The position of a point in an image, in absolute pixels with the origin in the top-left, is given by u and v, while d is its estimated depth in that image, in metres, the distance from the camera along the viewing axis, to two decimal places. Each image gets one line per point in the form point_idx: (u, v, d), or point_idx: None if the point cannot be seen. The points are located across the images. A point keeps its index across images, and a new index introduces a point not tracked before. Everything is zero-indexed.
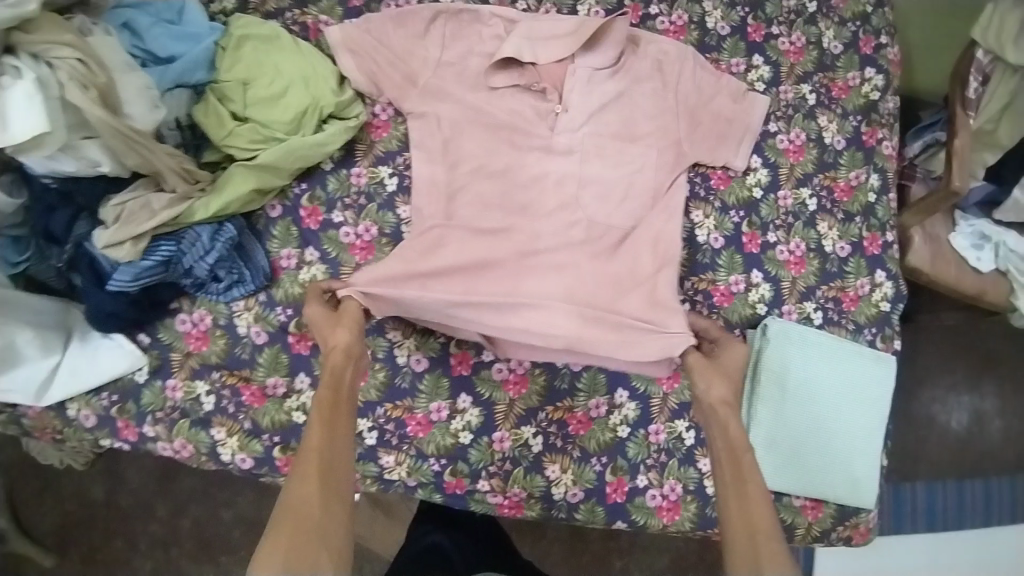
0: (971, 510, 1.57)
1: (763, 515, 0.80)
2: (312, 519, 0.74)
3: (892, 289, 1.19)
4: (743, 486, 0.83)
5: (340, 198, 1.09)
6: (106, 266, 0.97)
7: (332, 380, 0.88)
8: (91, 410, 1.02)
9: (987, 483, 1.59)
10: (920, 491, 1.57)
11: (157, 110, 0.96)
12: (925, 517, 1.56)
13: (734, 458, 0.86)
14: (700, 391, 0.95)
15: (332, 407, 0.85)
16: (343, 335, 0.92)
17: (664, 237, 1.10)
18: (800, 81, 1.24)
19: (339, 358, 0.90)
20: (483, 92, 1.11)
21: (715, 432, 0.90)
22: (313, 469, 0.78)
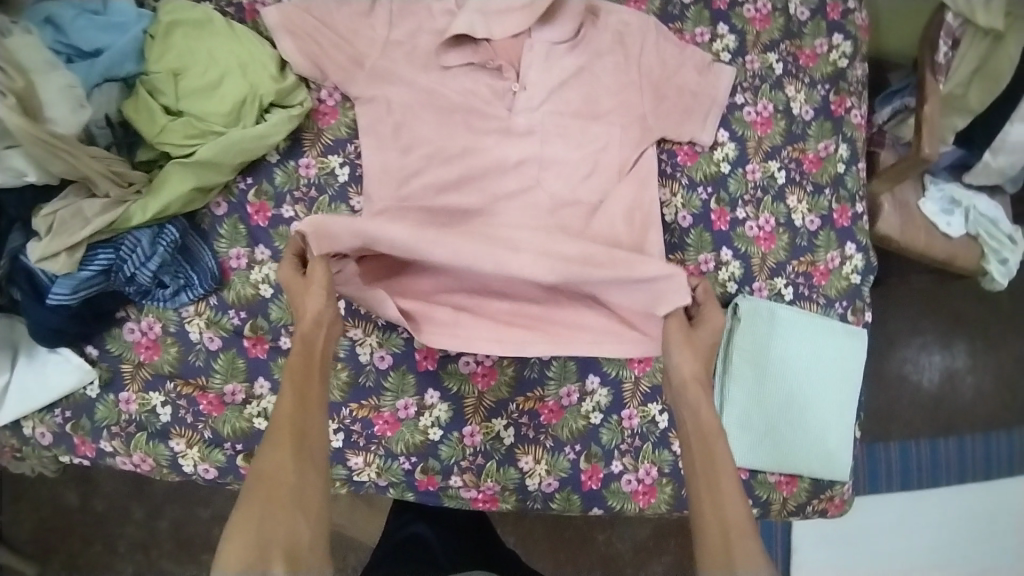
0: (945, 467, 1.57)
1: (736, 508, 0.78)
2: (287, 487, 0.71)
3: (862, 261, 1.18)
4: (715, 475, 0.81)
5: (289, 192, 1.04)
6: (44, 280, 0.91)
7: (304, 346, 0.84)
8: (46, 427, 0.97)
9: (961, 440, 1.61)
10: (895, 451, 1.57)
11: (83, 110, 0.89)
12: (902, 476, 1.55)
13: (705, 442, 0.84)
14: (673, 363, 0.90)
15: (305, 374, 0.81)
16: (315, 302, 0.86)
17: (639, 205, 1.08)
18: (766, 50, 1.20)
19: (311, 324, 0.85)
20: (436, 73, 1.06)
21: (685, 414, 0.88)
22: (287, 437, 0.75)
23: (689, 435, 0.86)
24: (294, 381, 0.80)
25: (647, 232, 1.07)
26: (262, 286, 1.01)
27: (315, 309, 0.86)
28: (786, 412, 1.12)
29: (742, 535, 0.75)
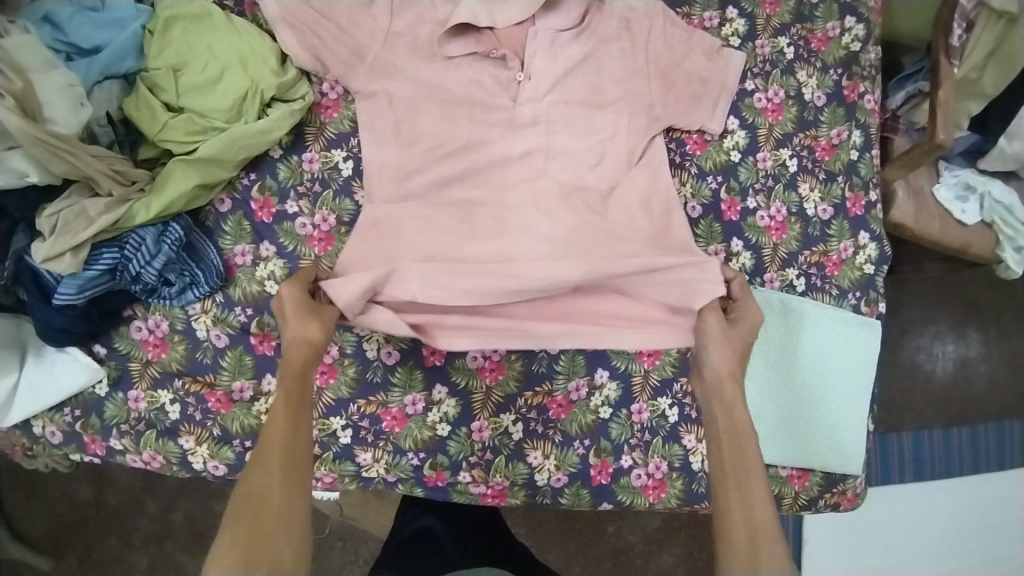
0: (958, 456, 1.56)
1: (763, 512, 0.77)
2: (273, 512, 0.70)
3: (876, 251, 1.16)
4: (744, 473, 0.81)
5: (293, 187, 1.03)
6: (49, 280, 0.91)
7: (298, 369, 0.83)
8: (56, 426, 0.98)
9: (974, 428, 1.59)
10: (908, 440, 1.56)
11: (83, 108, 0.88)
12: (914, 467, 1.54)
13: (736, 440, 0.84)
14: (711, 361, 0.90)
15: (297, 397, 0.81)
16: (316, 329, 0.85)
17: (656, 194, 1.07)
18: (776, 34, 1.17)
19: (305, 347, 0.84)
20: (439, 64, 1.04)
21: (717, 411, 0.87)
22: (275, 461, 0.74)
23: (720, 430, 0.85)
24: (286, 404, 0.79)
25: (664, 220, 1.06)
26: (268, 282, 1.01)
27: (310, 334, 0.85)
28: (796, 406, 1.11)
29: (770, 535, 0.75)
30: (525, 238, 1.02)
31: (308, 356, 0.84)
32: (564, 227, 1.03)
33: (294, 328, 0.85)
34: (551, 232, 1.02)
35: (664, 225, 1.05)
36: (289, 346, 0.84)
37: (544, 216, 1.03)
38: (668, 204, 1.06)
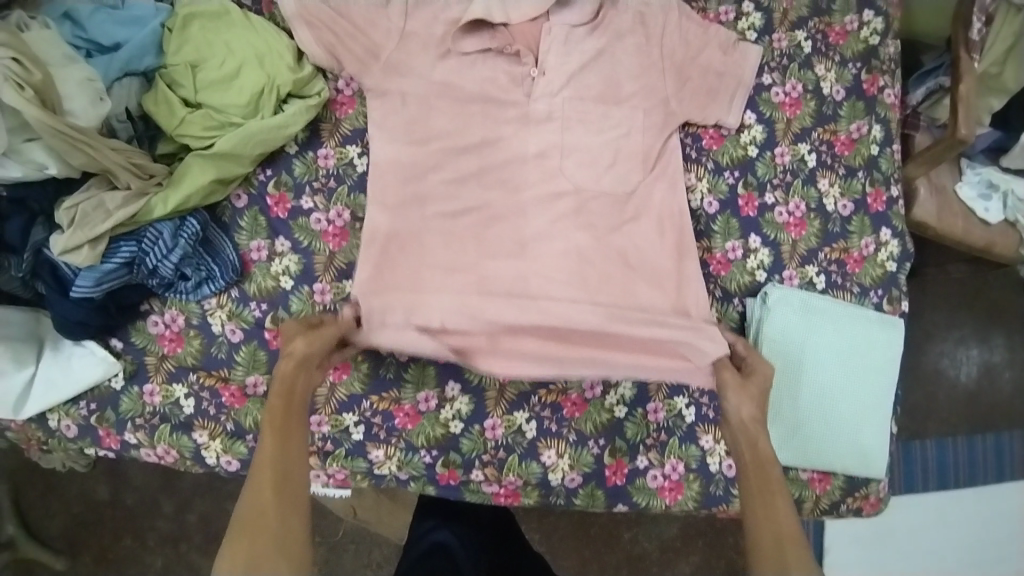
0: (982, 465, 1.51)
1: (790, 525, 0.79)
2: (269, 533, 0.73)
3: (899, 247, 1.14)
4: (769, 493, 0.83)
5: (308, 182, 1.03)
6: (67, 273, 0.92)
7: (285, 387, 0.85)
8: (72, 419, 0.98)
9: (998, 436, 1.54)
10: (931, 448, 1.51)
11: (102, 103, 0.90)
12: (938, 475, 1.49)
13: (761, 467, 0.86)
14: (730, 409, 0.92)
15: (284, 417, 0.83)
16: (298, 343, 0.88)
17: (670, 213, 1.06)
18: (793, 28, 1.16)
19: (292, 366, 0.87)
20: (453, 61, 1.04)
21: (741, 444, 0.89)
22: (267, 483, 0.77)
23: (743, 459, 0.88)
24: (275, 424, 0.82)
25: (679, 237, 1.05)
26: (283, 277, 1.01)
27: (294, 352, 0.88)
28: (814, 408, 1.08)
29: (795, 543, 0.77)
30: (545, 262, 1.01)
31: (292, 374, 0.86)
32: (577, 237, 1.02)
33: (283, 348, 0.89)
34: (564, 241, 1.02)
35: (677, 271, 1.05)
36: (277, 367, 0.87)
37: (560, 218, 1.03)
38: (684, 248, 1.05)
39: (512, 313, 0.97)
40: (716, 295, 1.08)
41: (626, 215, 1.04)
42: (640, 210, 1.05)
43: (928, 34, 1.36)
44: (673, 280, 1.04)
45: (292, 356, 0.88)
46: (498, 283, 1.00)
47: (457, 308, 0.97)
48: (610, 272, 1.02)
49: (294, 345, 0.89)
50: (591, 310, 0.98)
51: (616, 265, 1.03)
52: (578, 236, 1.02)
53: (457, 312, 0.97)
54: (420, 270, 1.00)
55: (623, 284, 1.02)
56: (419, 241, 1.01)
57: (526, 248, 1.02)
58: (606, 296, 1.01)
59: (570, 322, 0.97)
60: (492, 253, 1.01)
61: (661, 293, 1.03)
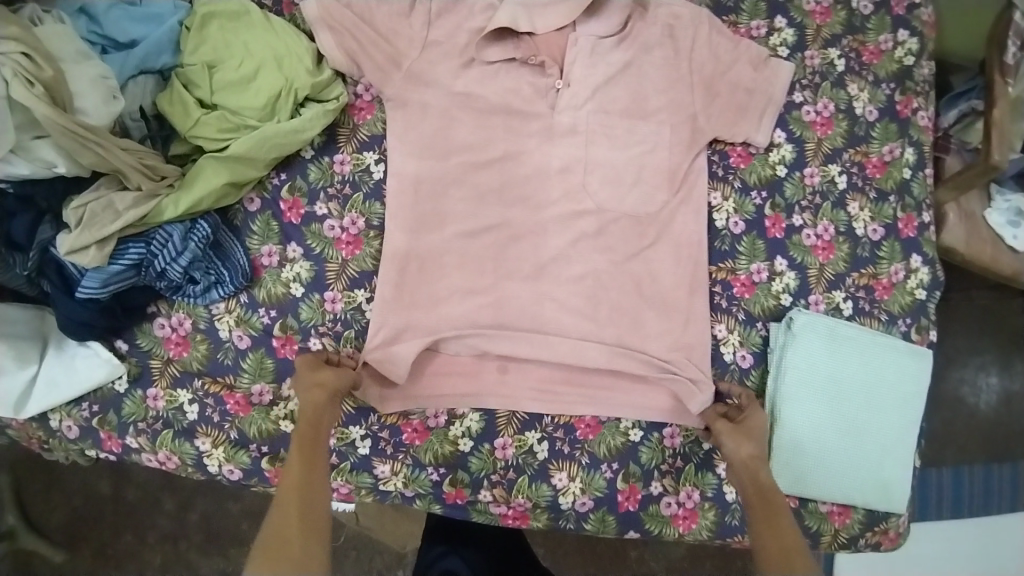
0: (999, 494, 1.44)
1: (794, 542, 0.82)
2: (291, 564, 0.73)
3: (929, 275, 1.09)
4: (775, 523, 0.85)
5: (323, 188, 1.01)
6: (73, 273, 0.90)
7: (312, 416, 0.86)
8: (73, 421, 0.96)
9: (1017, 466, 1.46)
10: (947, 475, 1.45)
11: (115, 101, 0.88)
12: (953, 504, 1.43)
13: (765, 498, 0.87)
14: (727, 450, 0.92)
15: (310, 445, 0.84)
16: (328, 374, 0.90)
17: (687, 241, 1.03)
18: (827, 45, 1.12)
19: (320, 397, 0.88)
20: (476, 70, 1.02)
21: (738, 475, 0.91)
22: (294, 512, 0.77)
23: (748, 494, 0.89)
24: (301, 452, 0.83)
25: (697, 262, 1.03)
26: (293, 284, 0.99)
27: (322, 382, 0.89)
28: (839, 439, 1.03)
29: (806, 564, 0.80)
30: (562, 286, 1.01)
31: (320, 405, 0.87)
32: (598, 261, 1.01)
33: (311, 377, 0.89)
34: (582, 267, 1.01)
35: (687, 307, 1.02)
36: (303, 395, 0.88)
37: (582, 242, 1.01)
38: (696, 283, 1.03)
39: (529, 347, 0.99)
40: (738, 318, 1.04)
41: (645, 241, 1.02)
42: (659, 235, 1.03)
43: (962, 54, 1.30)
44: (682, 314, 1.02)
45: (321, 386, 0.89)
46: (516, 309, 1.00)
47: (474, 336, 0.99)
48: (622, 303, 1.01)
49: (322, 375, 0.90)
50: (596, 348, 0.99)
51: (629, 292, 1.01)
52: (596, 260, 1.01)
53: (474, 341, 0.99)
54: (438, 292, 1.00)
55: (633, 316, 1.01)
56: (438, 260, 1.00)
57: (540, 273, 1.01)
58: (612, 330, 1.00)
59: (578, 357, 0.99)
60: (511, 273, 1.01)
61: (671, 327, 1.01)
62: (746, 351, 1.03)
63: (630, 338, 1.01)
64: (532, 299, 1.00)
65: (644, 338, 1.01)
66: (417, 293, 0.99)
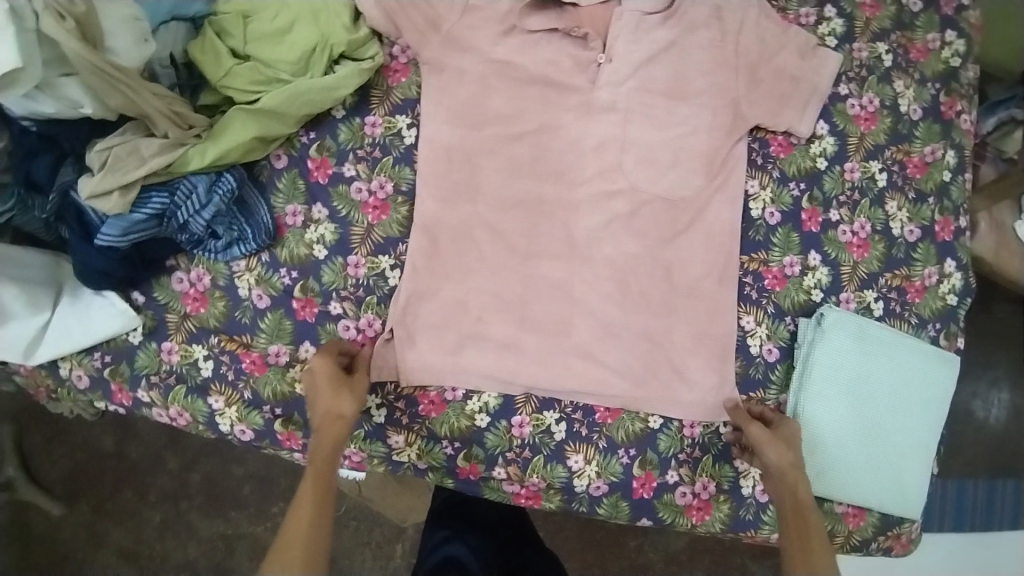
0: (1000, 509, 1.38)
1: (826, 564, 0.81)
2: None
3: (961, 281, 1.07)
4: (810, 545, 0.83)
5: (352, 150, 0.98)
6: (94, 219, 0.88)
7: (327, 451, 0.83)
8: (84, 369, 0.95)
9: (1019, 483, 1.40)
10: (950, 487, 1.39)
11: (146, 44, 0.86)
12: (954, 516, 1.37)
13: (802, 518, 0.85)
14: (769, 461, 0.89)
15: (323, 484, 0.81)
16: (347, 403, 0.85)
17: (720, 231, 1.01)
18: (876, 39, 1.09)
19: (339, 429, 0.84)
20: (516, 38, 0.99)
21: (778, 488, 0.88)
22: (296, 559, 0.75)
23: (786, 512, 0.86)
24: (313, 491, 0.80)
25: (728, 252, 1.00)
26: (317, 246, 0.96)
27: (341, 411, 0.84)
28: (860, 440, 1.01)
29: None
30: (591, 268, 0.98)
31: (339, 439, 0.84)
32: (628, 245, 0.99)
33: (331, 404, 0.85)
34: (614, 250, 0.99)
35: (713, 299, 1.00)
36: (322, 423, 0.84)
37: (613, 222, 0.99)
38: (726, 272, 1.00)
39: (551, 325, 0.97)
40: (768, 311, 1.01)
41: (677, 226, 1.00)
42: (692, 222, 1.00)
43: (1000, 66, 1.25)
44: (708, 306, 0.99)
45: (341, 417, 0.84)
46: (541, 286, 0.98)
47: (498, 313, 0.97)
48: (649, 290, 0.99)
49: (342, 405, 0.85)
50: (619, 331, 0.98)
51: (657, 280, 0.99)
52: (624, 244, 0.99)
53: (494, 320, 0.97)
54: (466, 266, 0.97)
55: (659, 302, 0.99)
56: (463, 233, 0.98)
57: (568, 255, 0.98)
58: (638, 317, 0.98)
59: (598, 341, 0.97)
60: (537, 251, 0.98)
61: (692, 319, 0.99)
62: (773, 345, 1.01)
63: (655, 328, 0.98)
64: (558, 278, 0.98)
65: (670, 325, 0.99)
66: (441, 263, 0.97)
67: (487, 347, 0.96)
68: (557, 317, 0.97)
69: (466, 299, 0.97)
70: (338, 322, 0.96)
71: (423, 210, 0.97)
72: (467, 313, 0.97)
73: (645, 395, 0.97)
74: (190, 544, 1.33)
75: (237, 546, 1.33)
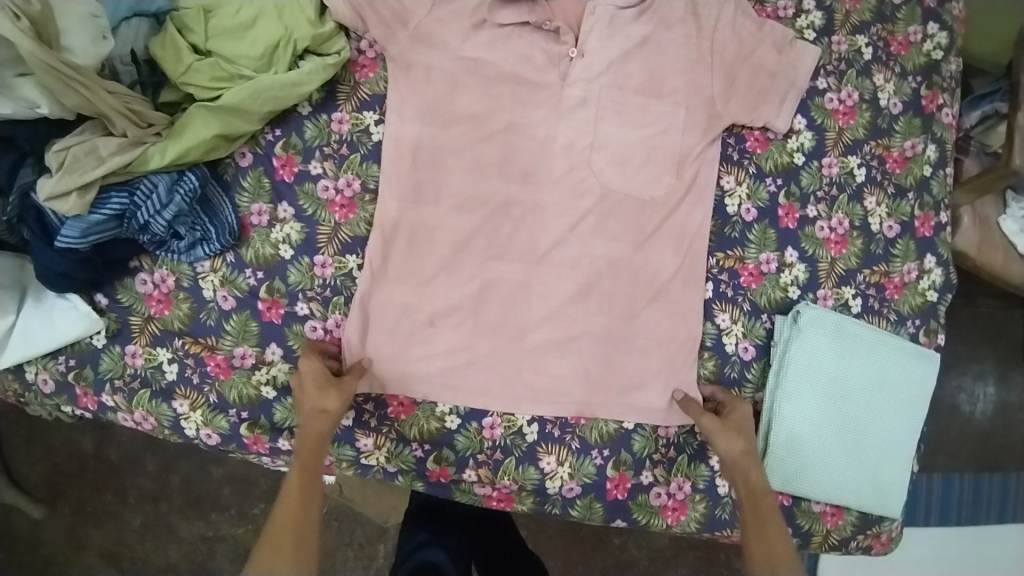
0: (987, 503, 1.37)
1: (781, 545, 0.82)
2: None
3: (941, 277, 1.06)
4: (765, 528, 0.83)
5: (319, 147, 0.96)
6: (54, 220, 0.86)
7: (312, 445, 0.83)
8: (49, 373, 0.93)
9: (1005, 477, 1.38)
10: (937, 482, 1.37)
11: (104, 42, 0.84)
12: (940, 512, 1.36)
13: (755, 501, 0.86)
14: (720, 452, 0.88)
15: (310, 477, 0.82)
16: (332, 399, 0.85)
17: (691, 230, 0.99)
18: (855, 31, 1.07)
19: (324, 425, 0.84)
20: (487, 33, 0.97)
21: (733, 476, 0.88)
22: (285, 548, 0.76)
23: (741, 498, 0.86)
24: (300, 485, 0.81)
25: (698, 251, 0.99)
26: (283, 245, 0.94)
27: (326, 406, 0.84)
28: (838, 437, 1.00)
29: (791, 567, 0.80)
30: (562, 267, 0.97)
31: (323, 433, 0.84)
32: (601, 245, 0.97)
33: (315, 400, 0.85)
34: (586, 250, 0.97)
35: (686, 297, 0.98)
36: (305, 418, 0.84)
37: (583, 222, 0.97)
38: (698, 271, 0.99)
39: (521, 326, 0.96)
40: (743, 309, 1.00)
41: (653, 225, 0.98)
42: (665, 222, 0.99)
43: (985, 59, 1.23)
44: (682, 306, 0.98)
45: (324, 412, 0.84)
46: (512, 285, 0.96)
47: (471, 313, 0.95)
48: (622, 290, 0.97)
49: (327, 401, 0.85)
50: (592, 331, 0.96)
51: (630, 280, 0.98)
52: (594, 245, 0.97)
53: (460, 324, 0.95)
54: (436, 266, 0.96)
55: (632, 303, 0.97)
56: (432, 231, 0.96)
57: (542, 254, 0.97)
58: (610, 317, 0.97)
59: (571, 341, 0.96)
60: (509, 251, 0.97)
61: (664, 319, 0.98)
62: (749, 343, 1.00)
63: (628, 328, 0.97)
64: (527, 277, 0.96)
65: (641, 327, 0.97)
66: (409, 264, 0.95)
67: (457, 346, 0.95)
68: (528, 315, 0.96)
69: (434, 299, 0.95)
70: (305, 323, 0.94)
71: (392, 207, 0.95)
72: (440, 316, 0.95)
73: (621, 395, 0.96)
74: (171, 546, 1.32)
75: (217, 547, 1.32)
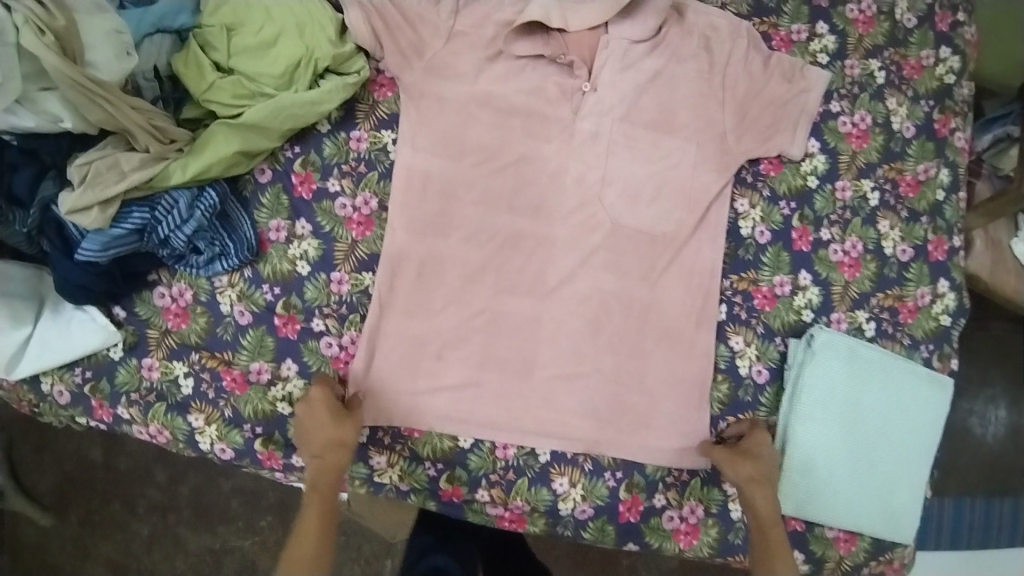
0: (997, 527, 1.34)
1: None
2: None
3: (955, 301, 1.05)
4: (771, 559, 0.86)
5: (337, 164, 0.97)
6: (74, 233, 0.87)
7: (330, 478, 0.85)
8: (65, 386, 0.93)
9: (1018, 501, 1.36)
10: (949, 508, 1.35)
11: (127, 58, 0.85)
12: (951, 534, 1.33)
13: (764, 532, 0.88)
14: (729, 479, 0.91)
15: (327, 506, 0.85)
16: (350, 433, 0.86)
17: (700, 269, 1.00)
18: (868, 55, 1.08)
19: (340, 458, 0.85)
20: (502, 63, 0.99)
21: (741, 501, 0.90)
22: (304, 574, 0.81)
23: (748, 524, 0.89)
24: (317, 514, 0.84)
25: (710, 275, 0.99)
26: (300, 262, 0.95)
27: (345, 441, 0.86)
28: (851, 461, 0.99)
29: None
30: (575, 288, 0.97)
31: (340, 466, 0.85)
32: (614, 267, 0.98)
33: (334, 433, 0.86)
34: (599, 273, 0.98)
35: (699, 319, 0.99)
36: (323, 452, 0.85)
37: (596, 245, 0.98)
38: (710, 292, 0.99)
39: (532, 352, 0.96)
40: (757, 332, 1.00)
41: (666, 247, 0.99)
42: (679, 246, 0.99)
43: (997, 81, 1.24)
44: (694, 328, 0.98)
45: (343, 446, 0.85)
46: (524, 305, 0.97)
47: (484, 331, 0.96)
48: (635, 312, 0.98)
49: (345, 435, 0.86)
50: (603, 353, 0.97)
51: (642, 304, 0.98)
52: (603, 280, 0.98)
53: (470, 352, 0.95)
54: (450, 285, 0.96)
55: (643, 325, 0.98)
56: (448, 250, 0.97)
57: (550, 289, 0.97)
58: (622, 340, 0.97)
59: (583, 363, 0.97)
60: (522, 272, 0.97)
61: (677, 341, 0.98)
62: (762, 365, 1.00)
63: (639, 351, 0.97)
64: (539, 300, 0.97)
65: (652, 351, 0.98)
66: (423, 282, 0.96)
67: (470, 365, 0.95)
68: (541, 334, 0.97)
69: (447, 319, 0.96)
70: (321, 338, 0.94)
71: (408, 226, 0.96)
72: (453, 336, 0.95)
73: (633, 416, 0.96)
74: (178, 558, 1.31)
75: (224, 560, 1.31)
